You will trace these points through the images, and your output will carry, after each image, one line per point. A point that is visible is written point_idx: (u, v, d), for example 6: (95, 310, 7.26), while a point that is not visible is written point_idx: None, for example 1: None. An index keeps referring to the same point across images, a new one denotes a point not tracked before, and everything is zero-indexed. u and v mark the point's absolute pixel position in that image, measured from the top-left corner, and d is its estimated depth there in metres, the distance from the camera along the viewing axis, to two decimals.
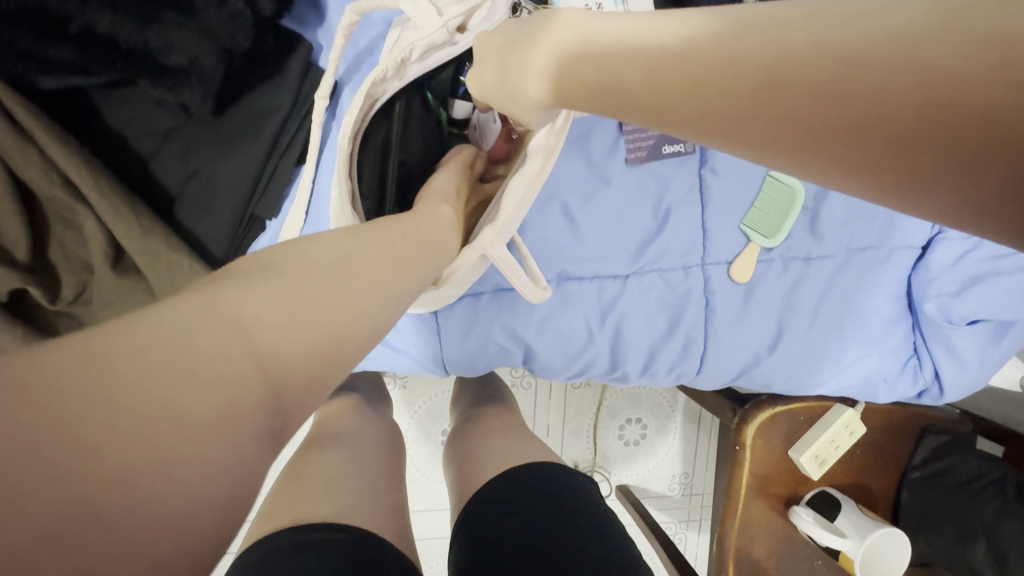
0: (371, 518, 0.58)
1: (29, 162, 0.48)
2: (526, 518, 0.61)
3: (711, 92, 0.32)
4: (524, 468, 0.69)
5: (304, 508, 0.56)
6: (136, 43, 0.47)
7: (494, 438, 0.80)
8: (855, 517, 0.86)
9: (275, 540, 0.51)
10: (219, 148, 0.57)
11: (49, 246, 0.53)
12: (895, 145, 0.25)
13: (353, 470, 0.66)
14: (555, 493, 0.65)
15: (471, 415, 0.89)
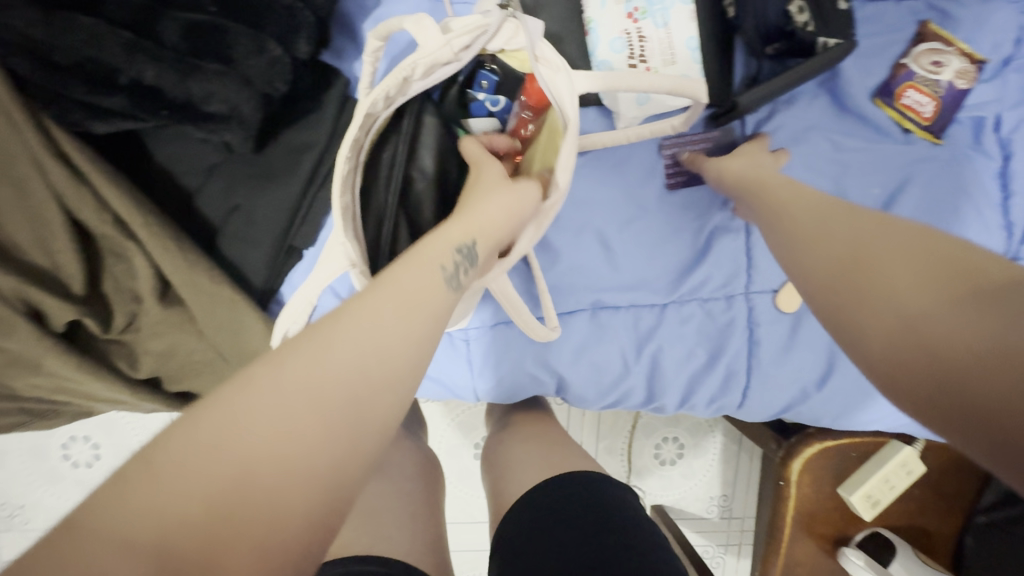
0: (407, 554, 0.59)
1: (83, 202, 0.50)
2: (561, 532, 0.60)
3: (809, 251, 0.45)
4: (558, 480, 0.68)
5: (347, 542, 0.58)
6: (179, 94, 0.48)
7: (527, 446, 0.79)
8: (911, 564, 0.80)
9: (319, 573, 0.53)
10: (259, 182, 0.59)
11: (103, 279, 0.56)
12: (900, 331, 0.35)
13: (387, 500, 0.66)
14: (589, 504, 0.63)
15: (506, 420, 0.88)
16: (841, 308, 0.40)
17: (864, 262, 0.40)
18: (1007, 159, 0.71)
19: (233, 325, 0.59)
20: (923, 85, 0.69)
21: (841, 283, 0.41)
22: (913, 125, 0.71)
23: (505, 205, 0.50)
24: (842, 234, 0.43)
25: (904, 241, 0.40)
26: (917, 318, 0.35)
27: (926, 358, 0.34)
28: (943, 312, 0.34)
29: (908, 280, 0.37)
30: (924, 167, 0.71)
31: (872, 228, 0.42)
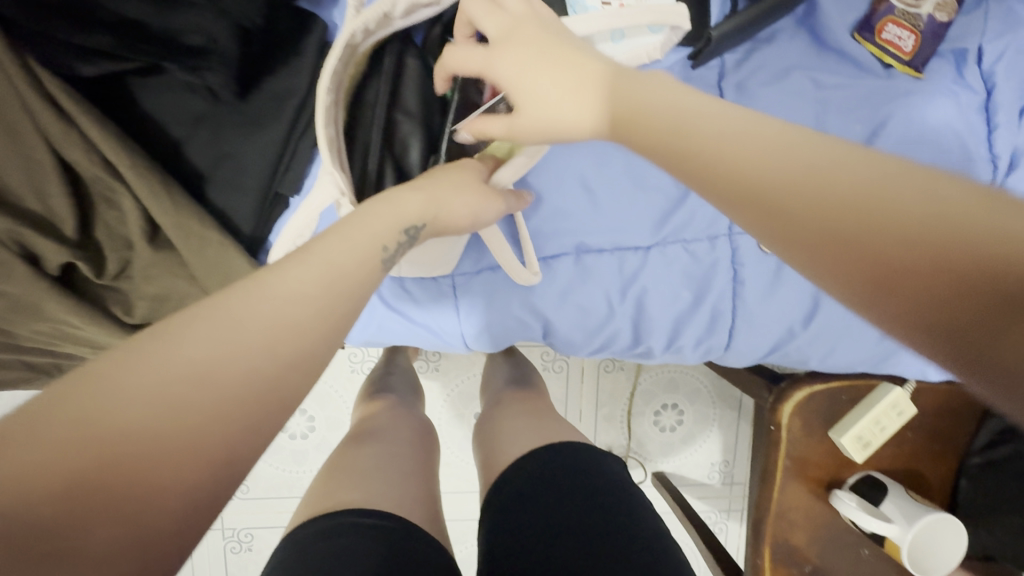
0: (402, 507, 0.60)
1: (72, 143, 0.52)
2: (546, 500, 0.61)
3: (784, 199, 0.32)
4: (543, 449, 0.68)
5: (342, 495, 0.58)
6: (158, 25, 0.51)
7: (519, 418, 0.80)
8: (901, 503, 0.81)
9: (318, 524, 0.54)
10: (245, 130, 0.60)
11: (95, 226, 0.58)
12: (913, 285, 0.27)
13: (385, 459, 0.67)
14: (574, 473, 0.64)
15: (501, 398, 0.89)
16: (835, 236, 0.30)
17: (824, 175, 0.32)
18: (991, 92, 0.71)
19: (222, 270, 0.60)
20: (902, 19, 0.69)
21: (857, 213, 0.29)
22: (894, 61, 0.71)
23: (465, 196, 0.54)
24: (750, 141, 0.36)
25: (830, 159, 0.32)
26: (893, 210, 0.29)
27: (928, 292, 0.27)
28: (971, 211, 0.27)
29: (780, 184, 0.33)
30: (905, 102, 0.70)
31: (722, 136, 0.37)
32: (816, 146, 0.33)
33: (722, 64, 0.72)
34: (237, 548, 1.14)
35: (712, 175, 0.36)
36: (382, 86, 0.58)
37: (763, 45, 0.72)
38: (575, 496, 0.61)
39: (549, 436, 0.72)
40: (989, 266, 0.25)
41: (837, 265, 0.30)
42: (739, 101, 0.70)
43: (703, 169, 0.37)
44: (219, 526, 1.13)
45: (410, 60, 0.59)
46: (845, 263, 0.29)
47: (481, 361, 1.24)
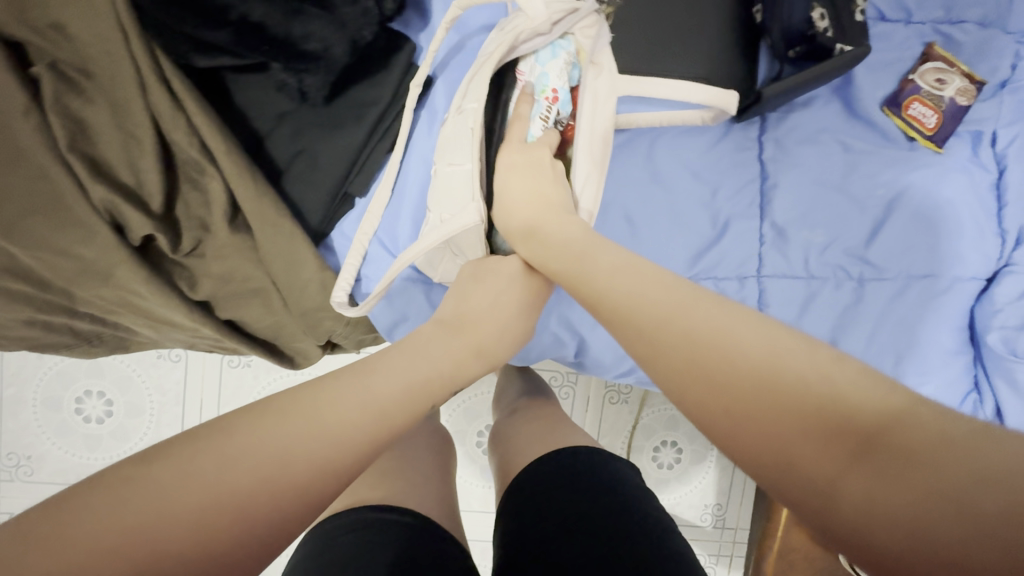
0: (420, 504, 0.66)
1: (177, 125, 0.56)
2: (563, 499, 0.66)
3: (778, 376, 0.35)
4: (556, 458, 0.74)
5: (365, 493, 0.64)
6: (282, 31, 0.55)
7: (530, 426, 0.86)
8: None
9: (340, 519, 0.59)
10: (325, 131, 0.65)
11: (177, 204, 0.61)
12: (962, 509, 0.27)
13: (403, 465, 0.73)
14: (586, 474, 0.69)
15: (516, 407, 0.95)
16: (811, 454, 0.32)
17: (776, 373, 0.35)
18: (1001, 172, 0.78)
19: (291, 258, 0.64)
20: (927, 99, 0.76)
21: (796, 416, 0.33)
22: (917, 135, 0.77)
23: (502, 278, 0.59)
24: (739, 331, 0.39)
25: (751, 334, 0.38)
26: (797, 392, 0.34)
27: (968, 517, 0.27)
28: (873, 399, 0.32)
29: (757, 364, 0.36)
30: (924, 174, 0.77)
31: (746, 339, 0.38)
32: (742, 327, 0.39)
33: (764, 121, 0.78)
34: None
35: (766, 401, 0.35)
36: (485, 109, 0.66)
37: (800, 107, 0.78)
38: (588, 494, 0.65)
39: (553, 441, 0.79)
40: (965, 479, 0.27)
41: (898, 491, 0.29)
42: (778, 156, 0.77)
43: (767, 387, 0.35)
44: None
45: (501, 91, 0.66)
46: (853, 463, 0.31)
47: (491, 379, 1.26)
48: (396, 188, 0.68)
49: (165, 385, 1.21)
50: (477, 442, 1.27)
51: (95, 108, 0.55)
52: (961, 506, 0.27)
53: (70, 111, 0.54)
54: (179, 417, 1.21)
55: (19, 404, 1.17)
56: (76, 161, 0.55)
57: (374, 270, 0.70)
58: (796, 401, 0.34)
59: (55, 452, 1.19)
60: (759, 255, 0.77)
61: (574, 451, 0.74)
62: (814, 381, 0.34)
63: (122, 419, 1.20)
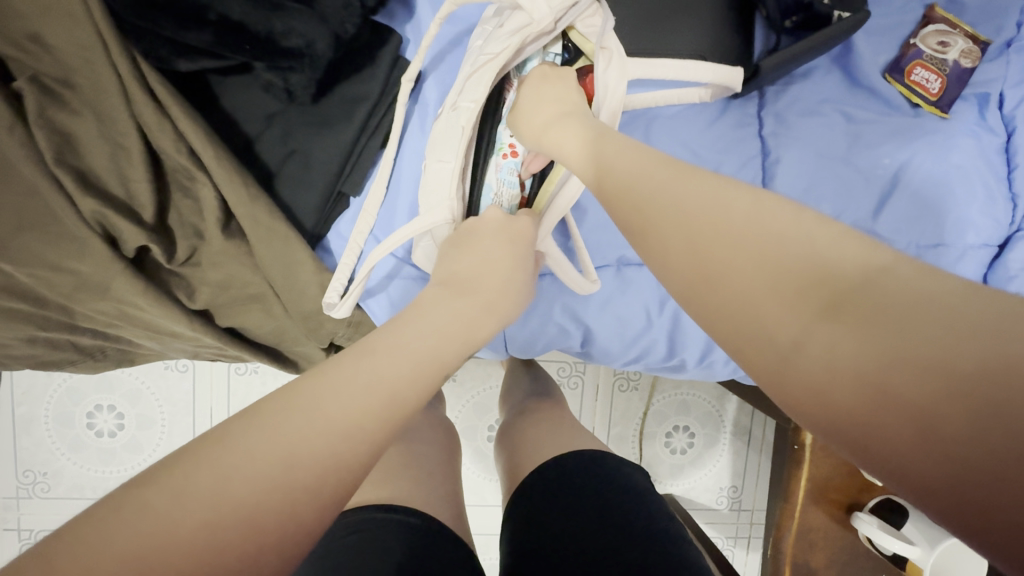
0: (427, 505, 0.66)
1: (162, 131, 0.55)
2: (562, 500, 0.67)
3: (723, 242, 0.35)
4: (527, 479, 0.72)
5: (370, 494, 0.64)
6: (262, 28, 0.54)
7: (539, 426, 0.85)
8: (924, 527, 0.82)
9: (348, 519, 0.59)
10: (315, 129, 0.64)
11: (169, 212, 0.61)
12: (934, 392, 0.25)
13: (409, 462, 0.73)
14: (560, 472, 0.70)
15: (523, 406, 0.94)
16: (781, 315, 0.31)
17: (762, 226, 0.34)
18: (1010, 135, 0.76)
19: (288, 261, 0.63)
20: (930, 64, 0.74)
21: (786, 268, 0.32)
22: (921, 100, 0.75)
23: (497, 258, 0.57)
24: (722, 201, 0.37)
25: (733, 202, 0.37)
26: (789, 250, 0.33)
27: (941, 390, 0.25)
28: (839, 252, 0.31)
29: (732, 228, 0.35)
30: (931, 139, 0.75)
31: (700, 207, 0.38)
32: (707, 196, 0.38)
33: (762, 95, 0.77)
34: None
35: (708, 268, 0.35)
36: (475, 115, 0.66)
37: (797, 79, 0.77)
38: (597, 501, 0.65)
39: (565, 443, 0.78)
40: (932, 328, 0.26)
41: (843, 341, 0.28)
42: (778, 130, 0.75)
43: (726, 257, 0.34)
44: None
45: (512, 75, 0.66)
46: (787, 312, 0.31)
47: (499, 373, 1.26)
48: (390, 184, 0.67)
49: (174, 395, 1.21)
50: (488, 437, 1.26)
51: (79, 119, 0.54)
52: (910, 348, 0.26)
53: (54, 124, 0.53)
54: (190, 426, 1.22)
55: (31, 422, 1.17)
56: (64, 175, 0.54)
57: (371, 268, 0.69)
58: (765, 253, 0.33)
59: (69, 467, 1.19)
60: None
61: (578, 452, 0.73)
62: (798, 237, 0.33)
63: (134, 431, 1.20)
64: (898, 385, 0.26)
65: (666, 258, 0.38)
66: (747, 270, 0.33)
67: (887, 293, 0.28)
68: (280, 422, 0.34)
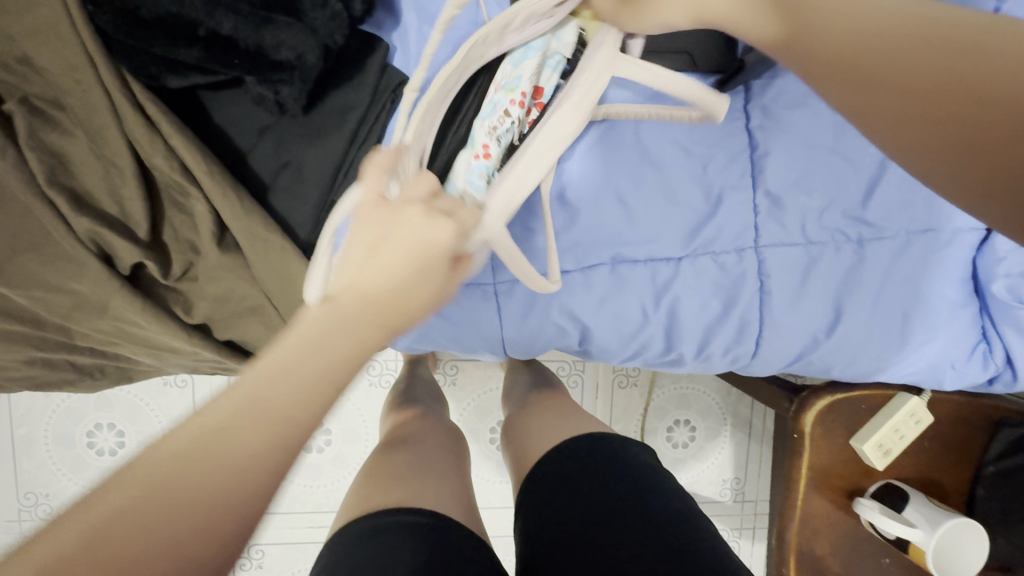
0: (441, 505, 0.68)
1: (154, 148, 0.55)
2: (567, 485, 0.72)
3: (879, 34, 0.41)
4: (534, 468, 0.78)
5: (380, 497, 0.66)
6: (252, 42, 0.53)
7: (547, 416, 0.89)
8: (925, 509, 0.82)
9: (364, 522, 0.62)
10: (305, 140, 0.64)
11: (163, 228, 0.61)
12: (975, 140, 0.37)
13: (416, 464, 0.74)
14: (562, 454, 0.77)
15: (525, 400, 0.97)
16: (940, 62, 0.38)
17: (921, 28, 0.40)
18: None
19: (284, 273, 0.63)
20: None
21: (925, 30, 0.40)
22: None
23: (390, 257, 0.39)
24: (871, 9, 0.42)
25: (904, 0, 0.42)
26: (980, 43, 0.37)
27: (988, 122, 0.36)
28: (975, 23, 0.38)
29: (888, 36, 0.41)
30: None
31: (867, 9, 0.42)
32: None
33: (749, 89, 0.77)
34: (249, 564, 1.25)
35: (897, 35, 0.41)
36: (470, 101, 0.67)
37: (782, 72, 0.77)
38: (599, 485, 0.70)
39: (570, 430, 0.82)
40: (1007, 85, 0.36)
41: (925, 128, 0.39)
42: (766, 123, 0.76)
43: (906, 36, 0.40)
44: None
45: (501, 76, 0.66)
46: (913, 122, 0.40)
47: (500, 374, 1.26)
48: None
49: (174, 411, 1.21)
50: (491, 439, 1.27)
51: (70, 139, 0.55)
52: (978, 89, 0.37)
53: (45, 145, 0.54)
54: None
55: (31, 443, 1.17)
56: (56, 195, 0.54)
57: None
58: (950, 39, 0.38)
59: (72, 487, 1.19)
60: (756, 224, 0.76)
61: (578, 438, 0.78)
62: (948, 20, 0.39)
63: (136, 448, 1.20)
64: (999, 138, 0.36)
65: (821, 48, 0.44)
66: (922, 51, 0.39)
67: (1003, 62, 0.36)
68: (167, 485, 0.30)
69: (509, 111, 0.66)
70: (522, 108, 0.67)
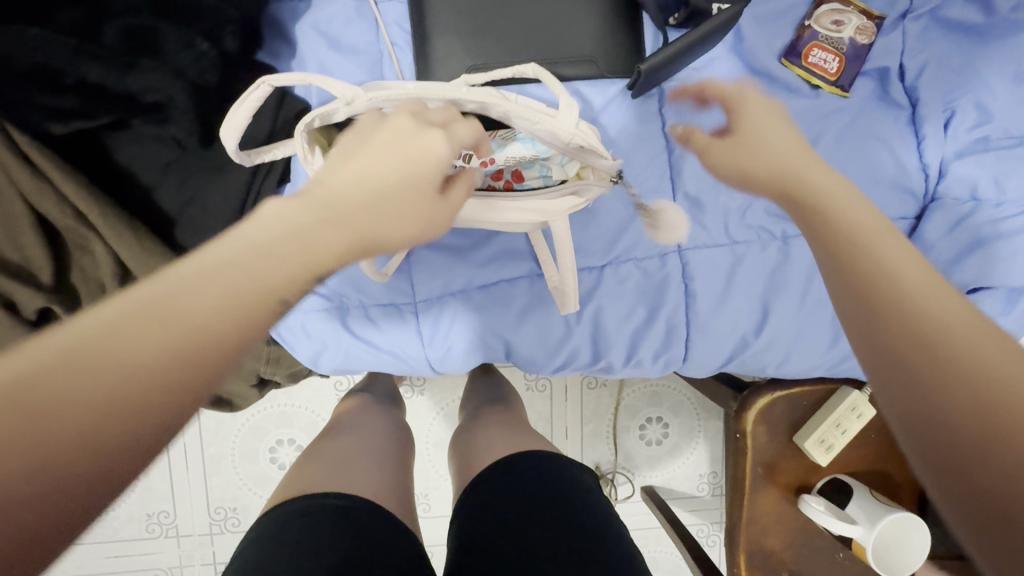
0: (377, 494, 0.63)
1: (44, 196, 0.56)
2: (513, 511, 0.62)
3: (878, 276, 0.39)
4: (472, 495, 0.68)
5: (312, 478, 0.61)
6: (119, 88, 0.54)
7: (493, 430, 0.83)
8: (868, 505, 0.82)
9: (287, 506, 0.57)
10: (206, 176, 0.64)
11: (70, 270, 0.62)
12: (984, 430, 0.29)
13: (354, 448, 0.70)
14: (505, 477, 0.67)
15: (478, 411, 0.92)
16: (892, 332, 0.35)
17: (901, 290, 0.37)
18: (916, 105, 0.75)
19: None
20: (826, 44, 0.74)
21: (902, 339, 0.34)
22: (821, 81, 0.75)
23: (395, 154, 0.45)
24: (904, 267, 0.39)
25: (898, 258, 0.39)
26: (950, 332, 0.33)
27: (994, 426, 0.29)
28: (998, 358, 0.31)
29: (905, 282, 0.37)
30: (834, 120, 0.75)
31: (892, 253, 0.40)
32: (892, 249, 0.40)
33: (663, 91, 0.76)
34: None
35: (869, 289, 0.38)
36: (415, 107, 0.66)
37: (694, 73, 0.76)
38: (552, 508, 0.61)
39: (523, 445, 0.75)
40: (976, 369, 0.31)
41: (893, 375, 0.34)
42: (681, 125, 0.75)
43: (881, 288, 0.38)
44: (213, 561, 1.27)
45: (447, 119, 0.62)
46: (887, 362, 0.34)
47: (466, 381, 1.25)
48: None
49: None
50: None
51: None
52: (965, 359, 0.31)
53: None
54: (166, 464, 1.23)
55: None
56: None
57: (286, 304, 0.71)
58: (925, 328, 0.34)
59: None
60: (677, 228, 0.75)
61: (528, 457, 0.70)
62: (928, 298, 0.35)
63: None
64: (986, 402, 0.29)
65: (825, 236, 0.45)
66: (869, 314, 0.37)
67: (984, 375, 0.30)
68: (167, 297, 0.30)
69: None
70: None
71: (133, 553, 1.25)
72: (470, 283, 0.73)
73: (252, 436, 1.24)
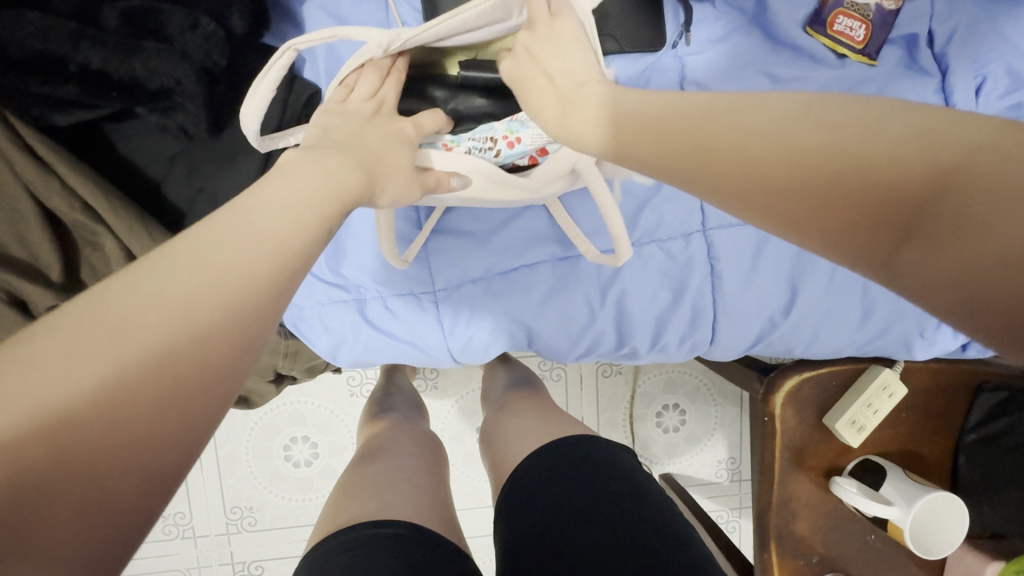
0: (417, 512, 0.61)
1: (51, 190, 0.54)
2: (562, 501, 0.58)
3: (749, 153, 0.37)
4: (513, 486, 0.64)
5: (356, 509, 0.60)
6: (124, 73, 0.52)
7: (522, 418, 0.80)
8: (901, 484, 0.81)
9: (335, 538, 0.55)
10: (216, 167, 0.63)
11: (80, 268, 0.59)
12: (960, 233, 0.29)
13: (392, 473, 0.68)
14: (587, 471, 0.61)
15: (503, 401, 0.89)
16: (853, 197, 0.32)
17: (838, 141, 0.34)
18: (946, 71, 0.73)
19: None
20: (851, 10, 0.71)
21: (850, 176, 0.33)
22: (847, 50, 0.72)
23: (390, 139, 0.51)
24: (785, 120, 0.37)
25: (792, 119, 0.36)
26: (901, 160, 0.31)
27: (971, 241, 0.29)
28: (933, 139, 0.31)
29: (797, 128, 0.36)
30: (860, 90, 0.73)
31: (760, 121, 0.38)
32: (775, 112, 0.38)
33: (682, 66, 0.73)
34: None
35: (773, 169, 0.36)
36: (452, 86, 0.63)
37: (714, 45, 0.74)
38: (604, 494, 0.58)
39: (551, 432, 0.73)
40: (944, 184, 0.30)
41: (844, 234, 0.33)
42: None
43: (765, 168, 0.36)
44: (231, 561, 1.26)
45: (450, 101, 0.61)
46: (835, 214, 0.33)
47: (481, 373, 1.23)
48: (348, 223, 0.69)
49: None
50: None
51: None
52: (927, 183, 0.30)
53: None
54: None
55: None
56: None
57: (302, 297, 0.69)
58: (874, 156, 0.32)
59: None
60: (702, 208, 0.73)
61: (570, 439, 0.66)
62: (868, 134, 0.33)
63: None
64: (970, 212, 0.29)
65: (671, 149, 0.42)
66: (840, 173, 0.33)
67: (958, 184, 0.29)
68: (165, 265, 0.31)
69: (496, 141, 0.62)
70: (509, 147, 0.62)
71: (151, 555, 1.24)
72: (491, 269, 0.71)
73: (266, 434, 1.22)
